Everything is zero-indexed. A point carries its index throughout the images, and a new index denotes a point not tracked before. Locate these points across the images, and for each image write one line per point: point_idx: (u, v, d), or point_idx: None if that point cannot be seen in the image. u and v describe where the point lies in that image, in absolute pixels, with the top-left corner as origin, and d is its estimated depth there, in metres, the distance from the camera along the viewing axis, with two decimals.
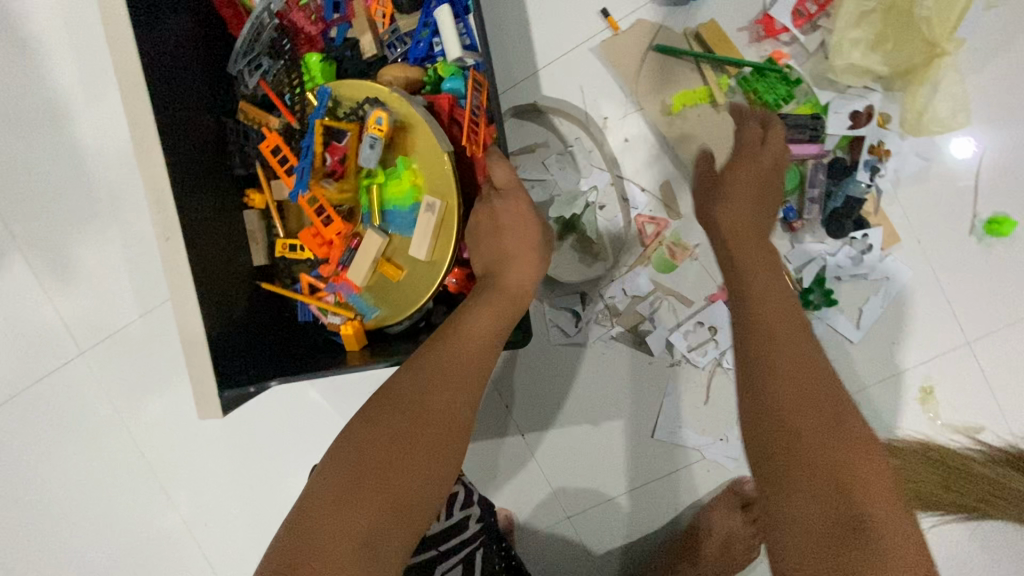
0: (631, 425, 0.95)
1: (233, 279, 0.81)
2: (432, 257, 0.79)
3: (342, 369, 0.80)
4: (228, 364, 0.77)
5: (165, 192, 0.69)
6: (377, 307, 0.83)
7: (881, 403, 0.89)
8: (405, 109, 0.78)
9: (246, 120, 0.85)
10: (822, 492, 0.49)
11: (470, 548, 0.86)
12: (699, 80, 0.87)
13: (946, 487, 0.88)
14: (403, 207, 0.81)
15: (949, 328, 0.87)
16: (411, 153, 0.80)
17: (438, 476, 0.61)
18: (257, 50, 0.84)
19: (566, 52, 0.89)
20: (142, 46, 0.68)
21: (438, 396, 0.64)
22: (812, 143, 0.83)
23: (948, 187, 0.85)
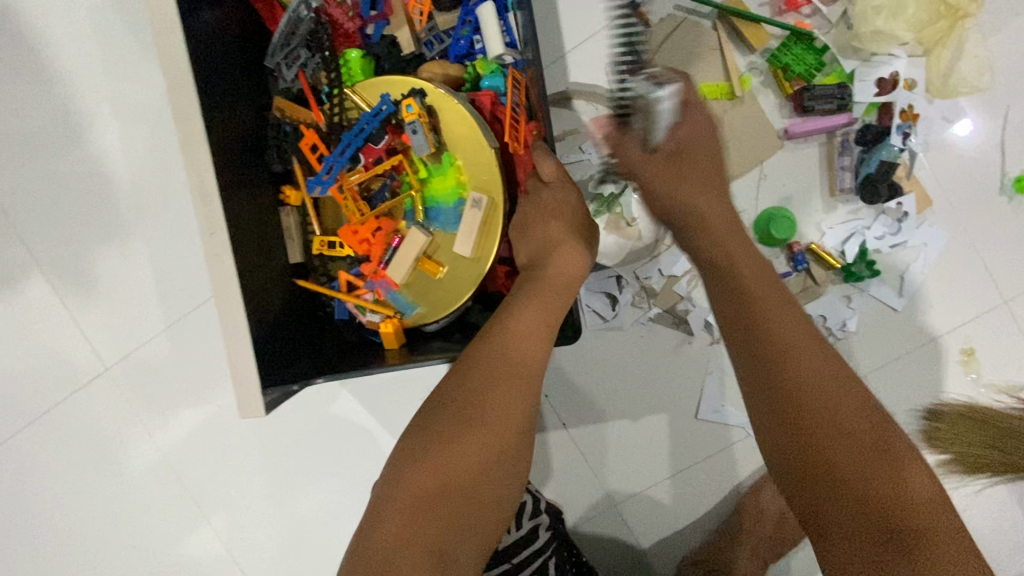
0: (674, 406, 0.95)
1: (271, 279, 0.81)
2: (477, 256, 0.79)
3: (385, 367, 0.78)
4: (271, 362, 0.76)
5: (211, 187, 0.70)
6: (416, 304, 0.82)
7: (921, 368, 0.90)
8: (452, 106, 0.78)
9: (282, 116, 0.84)
10: (860, 509, 0.49)
11: (543, 559, 0.83)
12: (722, 74, 0.87)
13: (996, 449, 0.88)
14: (447, 203, 0.80)
15: (986, 288, 0.88)
16: (456, 149, 0.79)
17: (502, 481, 0.60)
18: (294, 42, 0.85)
19: (590, 37, 0.89)
20: (187, 41, 0.69)
21: (490, 402, 0.62)
22: (840, 112, 0.85)
23: (976, 149, 0.86)
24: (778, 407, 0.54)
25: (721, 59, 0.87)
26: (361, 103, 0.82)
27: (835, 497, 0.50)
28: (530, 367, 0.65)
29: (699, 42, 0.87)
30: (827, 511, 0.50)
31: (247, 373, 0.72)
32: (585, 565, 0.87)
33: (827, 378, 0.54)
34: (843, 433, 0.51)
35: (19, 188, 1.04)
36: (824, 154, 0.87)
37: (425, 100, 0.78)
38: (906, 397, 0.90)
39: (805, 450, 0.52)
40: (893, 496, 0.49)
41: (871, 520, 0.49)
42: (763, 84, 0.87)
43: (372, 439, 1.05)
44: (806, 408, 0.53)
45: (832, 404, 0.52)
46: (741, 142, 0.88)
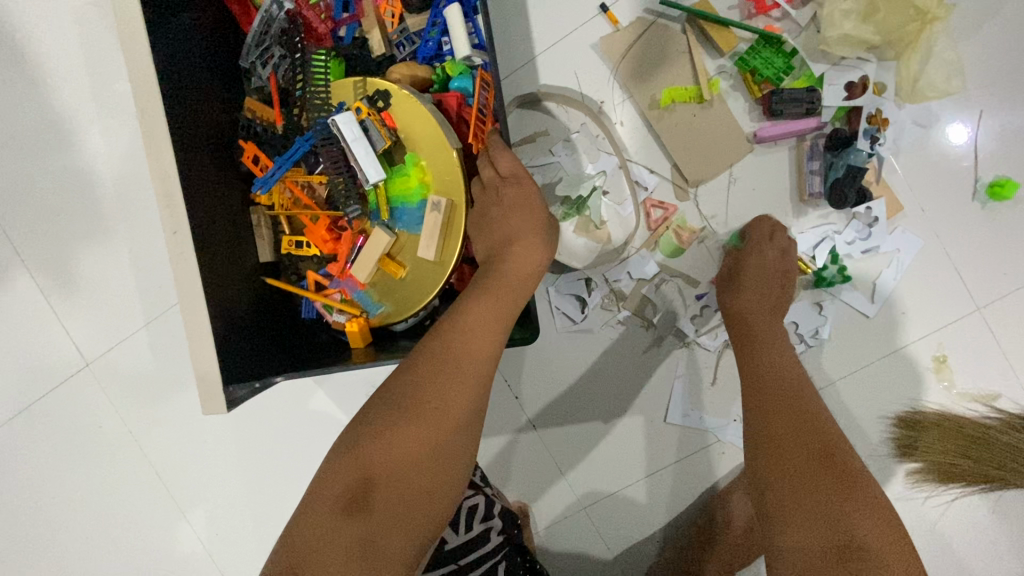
0: (644, 410, 0.95)
1: (240, 277, 0.81)
2: (440, 258, 0.79)
3: (347, 365, 0.79)
4: (235, 360, 0.76)
5: (175, 187, 0.70)
6: (381, 303, 0.83)
7: (893, 376, 0.89)
8: (415, 106, 0.78)
9: (253, 117, 0.86)
10: (818, 524, 0.57)
11: (492, 562, 0.82)
12: (691, 78, 0.87)
13: (968, 459, 0.87)
14: (411, 203, 0.81)
15: (960, 295, 0.87)
16: (419, 149, 0.79)
17: (435, 475, 0.60)
18: (267, 42, 0.86)
19: (561, 39, 0.90)
20: (153, 42, 0.70)
21: (432, 398, 0.62)
22: (808, 116, 0.84)
23: (948, 154, 0.85)
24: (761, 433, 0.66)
25: (691, 62, 0.87)
26: (330, 104, 0.83)
27: (798, 518, 0.58)
28: (477, 366, 0.65)
29: (669, 44, 0.87)
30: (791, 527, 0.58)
31: (205, 368, 0.71)
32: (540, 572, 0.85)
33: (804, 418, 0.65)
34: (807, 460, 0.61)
35: (5, 186, 1.06)
36: (792, 159, 0.87)
37: (389, 101, 0.79)
38: (878, 405, 0.89)
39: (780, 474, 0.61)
40: (847, 518, 0.57)
41: (825, 538, 0.56)
42: (731, 88, 0.87)
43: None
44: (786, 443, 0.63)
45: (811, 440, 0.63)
46: (711, 146, 0.87)
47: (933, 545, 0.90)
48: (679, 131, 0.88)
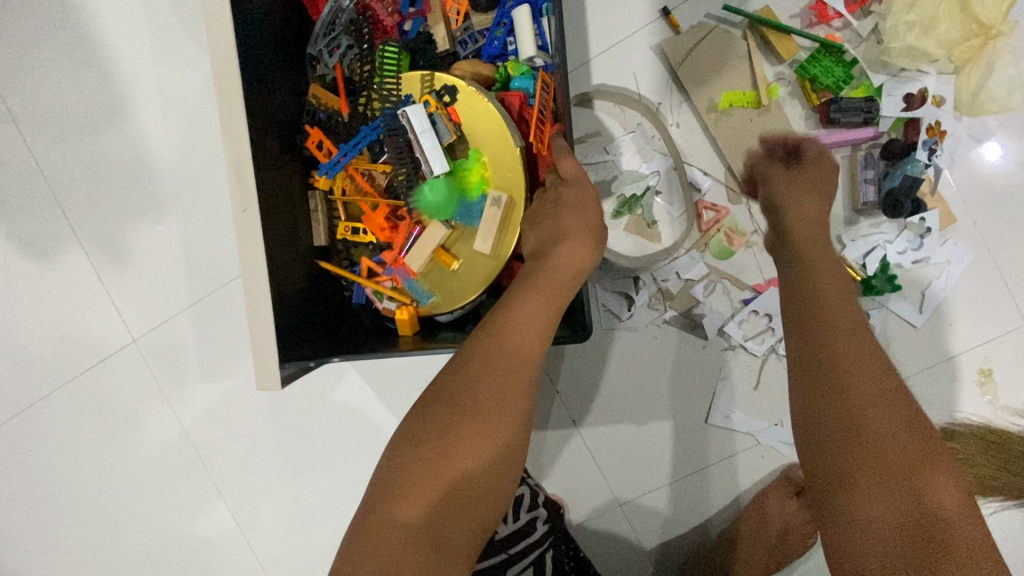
0: (684, 411, 0.95)
1: (298, 259, 0.83)
2: (495, 253, 0.80)
3: (398, 351, 0.79)
4: (293, 338, 0.77)
5: (247, 164, 0.71)
6: (431, 293, 0.84)
7: (937, 387, 0.89)
8: (481, 103, 0.80)
9: (316, 102, 0.87)
10: (896, 491, 0.49)
11: (539, 551, 0.85)
12: (749, 84, 0.88)
13: (1006, 471, 0.88)
14: (470, 198, 0.82)
15: (1008, 309, 0.87)
16: (482, 145, 0.81)
17: (497, 476, 0.61)
18: (336, 31, 0.87)
19: (621, 40, 0.91)
20: (235, 22, 0.71)
21: (486, 396, 0.62)
22: (866, 126, 0.85)
23: (1004, 169, 0.86)
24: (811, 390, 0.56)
25: (749, 68, 0.88)
26: (394, 95, 0.84)
27: (874, 484, 0.50)
28: (529, 362, 0.65)
29: (729, 50, 0.88)
30: (866, 495, 0.50)
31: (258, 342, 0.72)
32: (584, 562, 0.87)
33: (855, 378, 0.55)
34: (888, 418, 0.52)
35: (63, 161, 1.08)
36: (847, 168, 0.88)
37: (456, 96, 0.81)
38: (922, 414, 0.90)
39: (855, 435, 0.52)
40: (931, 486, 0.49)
41: (904, 508, 0.49)
42: (789, 95, 0.88)
43: (385, 425, 1.07)
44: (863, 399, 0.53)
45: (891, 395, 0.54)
46: None
47: None
48: (735, 135, 0.88)
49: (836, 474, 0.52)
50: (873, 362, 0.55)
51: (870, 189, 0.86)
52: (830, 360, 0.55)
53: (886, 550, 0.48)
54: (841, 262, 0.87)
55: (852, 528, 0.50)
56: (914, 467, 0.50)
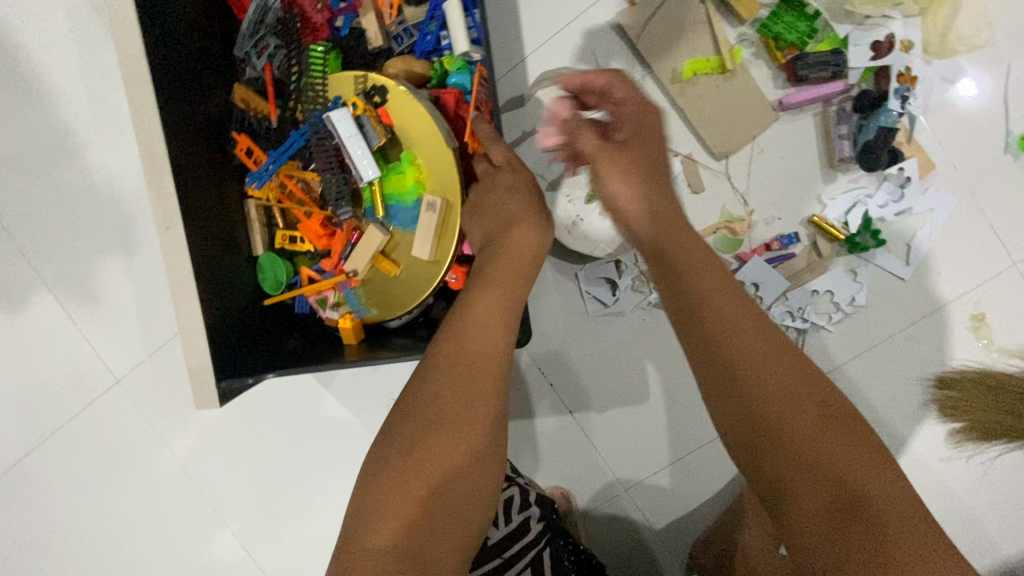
0: (679, 387, 0.95)
1: (237, 280, 0.82)
2: (435, 258, 0.78)
3: (344, 363, 0.79)
4: (232, 353, 0.77)
5: (167, 181, 0.69)
6: (373, 300, 0.82)
7: (931, 336, 0.88)
8: (414, 105, 0.76)
9: (244, 107, 0.84)
10: (819, 481, 0.47)
11: (536, 550, 0.86)
12: (711, 48, 0.85)
13: (1010, 414, 0.87)
14: (405, 202, 0.78)
15: (994, 250, 0.86)
16: (416, 147, 0.77)
17: (473, 479, 0.60)
18: (262, 31, 0.84)
19: (574, 19, 0.88)
20: (149, 44, 0.68)
21: (453, 401, 0.61)
22: (834, 80, 0.82)
23: (979, 109, 0.83)
24: (710, 366, 0.53)
25: (710, 31, 0.85)
26: (326, 98, 0.80)
27: (804, 483, 0.48)
28: (491, 368, 0.63)
29: (688, 15, 0.85)
30: (797, 495, 0.48)
31: (208, 362, 0.73)
32: (586, 554, 0.88)
33: (762, 350, 0.52)
34: (802, 419, 0.49)
35: (18, 207, 1.05)
36: (821, 126, 0.85)
37: (386, 96, 0.77)
38: (917, 366, 0.89)
39: (764, 429, 0.50)
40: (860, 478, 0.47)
41: (836, 505, 0.46)
42: (753, 55, 0.85)
43: None
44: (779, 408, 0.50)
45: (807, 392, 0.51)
46: (733, 117, 0.85)
47: (978, 504, 0.90)
48: (704, 103, 0.85)
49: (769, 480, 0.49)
50: (785, 360, 0.52)
51: (846, 146, 0.83)
52: (730, 368, 0.51)
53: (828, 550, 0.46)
54: (820, 222, 0.85)
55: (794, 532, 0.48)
56: (845, 462, 0.48)
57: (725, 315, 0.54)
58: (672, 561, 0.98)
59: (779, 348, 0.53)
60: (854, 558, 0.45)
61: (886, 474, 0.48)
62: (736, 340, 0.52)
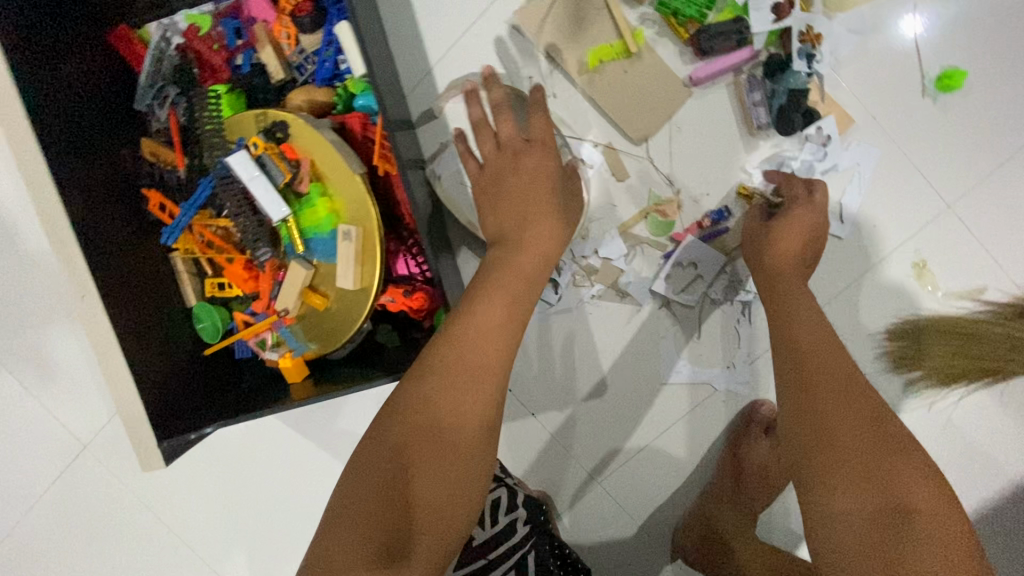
0: (635, 377, 0.93)
1: (170, 336, 0.81)
2: (361, 286, 0.76)
3: (289, 404, 0.79)
4: (172, 411, 0.77)
5: (74, 250, 0.69)
6: (310, 336, 0.82)
7: (877, 289, 0.87)
8: (315, 136, 0.75)
9: (153, 160, 0.82)
10: (873, 489, 0.55)
11: (522, 553, 0.85)
12: (613, 32, 0.83)
13: (965, 357, 0.87)
14: (323, 233, 0.76)
15: (927, 196, 0.84)
16: (326, 177, 0.76)
17: (467, 466, 0.59)
18: (162, 82, 0.84)
19: (474, 23, 0.87)
20: (34, 116, 0.68)
21: (458, 386, 0.60)
22: (741, 48, 0.81)
23: (892, 55, 0.81)
24: (800, 385, 0.65)
25: (609, 16, 0.83)
26: (229, 141, 0.78)
27: (846, 485, 0.56)
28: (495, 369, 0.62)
29: (584, 4, 0.83)
30: (836, 495, 0.56)
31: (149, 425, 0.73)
32: (570, 557, 0.89)
33: (835, 384, 0.63)
34: (857, 439, 0.59)
35: None
36: (735, 96, 0.84)
37: (288, 131, 0.76)
38: (867, 321, 0.88)
39: (825, 444, 0.59)
40: (907, 489, 0.55)
41: (877, 508, 0.54)
42: (656, 34, 0.84)
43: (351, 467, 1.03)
44: (831, 416, 0.61)
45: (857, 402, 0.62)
46: (646, 100, 0.84)
47: (949, 450, 0.90)
48: (614, 89, 0.84)
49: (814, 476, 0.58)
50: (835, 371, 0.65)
51: (762, 113, 0.82)
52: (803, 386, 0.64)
53: (856, 542, 0.54)
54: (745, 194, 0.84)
55: (830, 526, 0.56)
56: (890, 466, 0.57)
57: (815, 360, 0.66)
58: (655, 547, 0.98)
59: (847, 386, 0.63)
60: (874, 556, 0.52)
61: (932, 492, 0.55)
62: (813, 379, 0.64)
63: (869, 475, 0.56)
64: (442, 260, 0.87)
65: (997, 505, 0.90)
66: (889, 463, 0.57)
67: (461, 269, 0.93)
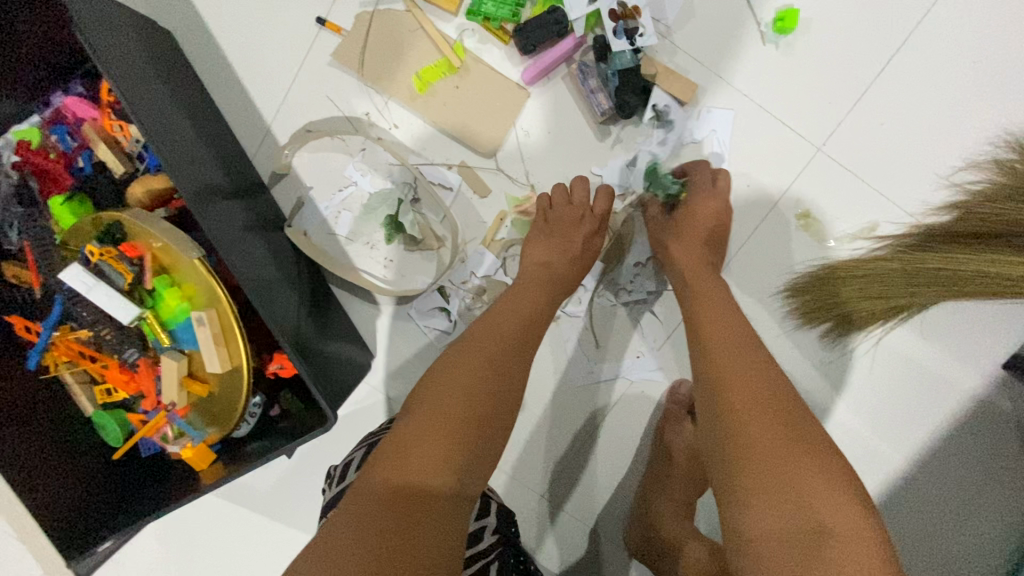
0: (551, 384, 0.90)
1: (66, 454, 0.80)
2: (230, 366, 0.75)
3: (189, 497, 0.77)
4: (79, 521, 0.78)
5: None
6: (204, 423, 0.79)
7: (769, 246, 0.84)
8: (148, 230, 0.74)
9: (17, 281, 0.82)
10: (785, 503, 0.49)
11: (484, 564, 0.70)
12: (434, 51, 0.81)
13: (873, 298, 0.78)
14: (181, 323, 0.75)
15: (794, 142, 0.80)
16: (170, 267, 0.75)
17: (490, 450, 0.59)
18: (7, 204, 0.82)
19: (299, 73, 0.85)
20: None
21: (490, 379, 0.62)
22: (563, 39, 0.78)
23: (720, 11, 0.78)
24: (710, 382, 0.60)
25: (427, 36, 0.81)
26: (72, 253, 0.79)
27: (769, 506, 0.50)
28: (519, 393, 0.64)
29: (400, 30, 0.82)
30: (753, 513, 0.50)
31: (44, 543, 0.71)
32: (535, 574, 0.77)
33: (754, 374, 0.58)
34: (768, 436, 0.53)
35: None
36: (571, 87, 0.81)
37: (123, 231, 0.75)
38: (767, 280, 0.85)
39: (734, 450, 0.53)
40: (826, 512, 0.48)
41: (797, 532, 0.48)
42: (479, 44, 0.82)
43: (291, 544, 0.97)
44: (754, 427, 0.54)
45: (773, 407, 0.55)
46: (484, 110, 0.82)
47: (883, 391, 0.86)
48: (450, 108, 0.82)
49: (735, 494, 0.52)
50: (754, 377, 0.58)
51: (602, 98, 0.78)
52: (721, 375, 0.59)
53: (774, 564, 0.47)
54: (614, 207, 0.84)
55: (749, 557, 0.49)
56: (808, 485, 0.50)
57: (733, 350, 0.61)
58: (613, 551, 0.92)
59: (758, 373, 0.58)
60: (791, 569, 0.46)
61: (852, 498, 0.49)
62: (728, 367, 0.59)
63: (778, 478, 0.50)
64: (328, 312, 0.86)
65: (947, 439, 0.85)
66: (806, 463, 0.51)
67: (352, 318, 0.91)
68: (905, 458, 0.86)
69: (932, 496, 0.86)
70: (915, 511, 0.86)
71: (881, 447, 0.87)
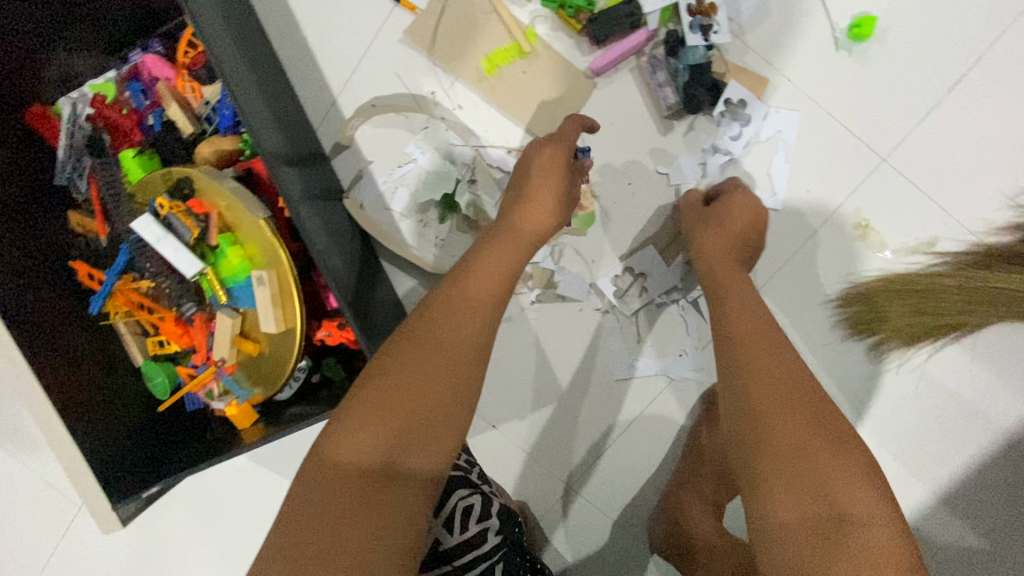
0: (590, 376, 0.90)
1: (118, 400, 0.82)
2: (284, 327, 0.76)
3: (232, 452, 0.78)
4: (131, 468, 0.78)
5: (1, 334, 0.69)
6: (250, 382, 0.81)
7: (824, 254, 0.83)
8: (218, 189, 0.76)
9: (81, 229, 0.85)
10: (798, 488, 0.50)
11: (490, 565, 0.71)
12: (506, 35, 0.83)
13: (924, 316, 0.78)
14: (240, 281, 0.77)
15: (858, 149, 0.80)
16: (235, 226, 0.77)
17: (454, 412, 0.52)
18: (78, 153, 0.85)
19: (370, 47, 0.86)
20: None
21: (445, 335, 0.56)
22: (637, 30, 0.79)
23: (795, 13, 0.78)
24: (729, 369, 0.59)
25: (500, 19, 0.83)
26: (140, 205, 0.81)
27: (778, 485, 0.50)
28: (484, 342, 0.58)
29: (473, 12, 0.83)
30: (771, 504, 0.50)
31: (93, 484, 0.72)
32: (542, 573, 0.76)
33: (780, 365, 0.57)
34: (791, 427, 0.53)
35: None
36: (640, 78, 0.82)
37: (193, 187, 0.77)
38: (818, 287, 0.84)
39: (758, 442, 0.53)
40: (835, 489, 0.49)
41: (808, 505, 0.49)
42: (551, 30, 0.83)
43: None
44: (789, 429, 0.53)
45: (799, 402, 0.54)
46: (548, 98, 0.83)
47: (929, 410, 0.84)
48: (516, 92, 0.84)
49: (746, 466, 0.53)
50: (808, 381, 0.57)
51: (669, 93, 0.79)
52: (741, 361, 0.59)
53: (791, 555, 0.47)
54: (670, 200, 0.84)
55: (770, 541, 0.49)
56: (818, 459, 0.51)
57: (770, 346, 0.60)
58: (635, 546, 0.91)
59: (785, 363, 0.58)
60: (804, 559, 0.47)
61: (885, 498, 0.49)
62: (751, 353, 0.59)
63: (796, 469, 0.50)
64: (377, 283, 0.86)
65: (990, 462, 0.83)
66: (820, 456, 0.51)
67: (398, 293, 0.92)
68: (944, 478, 0.85)
69: (970, 521, 0.84)
70: (949, 532, 0.85)
71: (920, 467, 0.85)
